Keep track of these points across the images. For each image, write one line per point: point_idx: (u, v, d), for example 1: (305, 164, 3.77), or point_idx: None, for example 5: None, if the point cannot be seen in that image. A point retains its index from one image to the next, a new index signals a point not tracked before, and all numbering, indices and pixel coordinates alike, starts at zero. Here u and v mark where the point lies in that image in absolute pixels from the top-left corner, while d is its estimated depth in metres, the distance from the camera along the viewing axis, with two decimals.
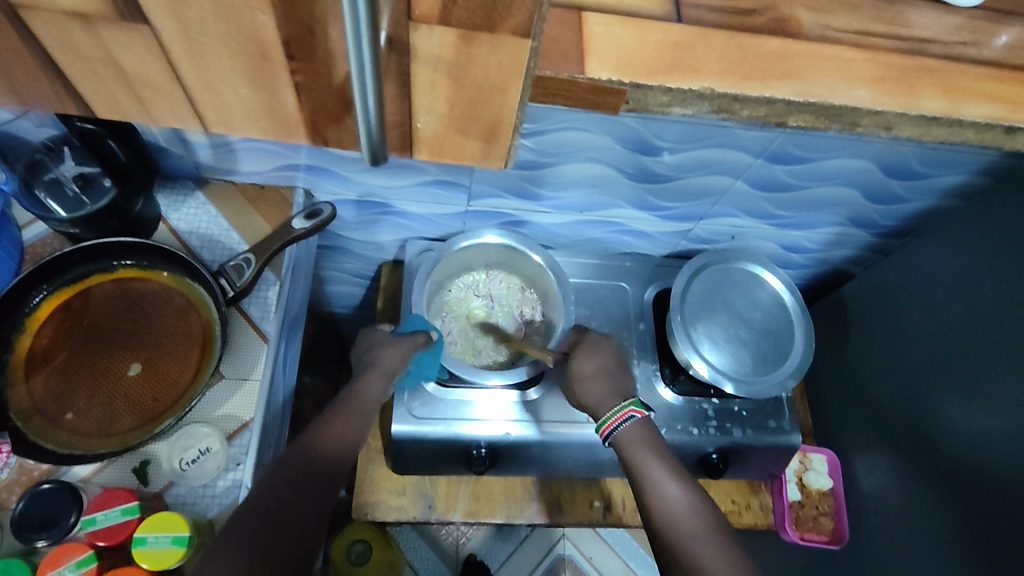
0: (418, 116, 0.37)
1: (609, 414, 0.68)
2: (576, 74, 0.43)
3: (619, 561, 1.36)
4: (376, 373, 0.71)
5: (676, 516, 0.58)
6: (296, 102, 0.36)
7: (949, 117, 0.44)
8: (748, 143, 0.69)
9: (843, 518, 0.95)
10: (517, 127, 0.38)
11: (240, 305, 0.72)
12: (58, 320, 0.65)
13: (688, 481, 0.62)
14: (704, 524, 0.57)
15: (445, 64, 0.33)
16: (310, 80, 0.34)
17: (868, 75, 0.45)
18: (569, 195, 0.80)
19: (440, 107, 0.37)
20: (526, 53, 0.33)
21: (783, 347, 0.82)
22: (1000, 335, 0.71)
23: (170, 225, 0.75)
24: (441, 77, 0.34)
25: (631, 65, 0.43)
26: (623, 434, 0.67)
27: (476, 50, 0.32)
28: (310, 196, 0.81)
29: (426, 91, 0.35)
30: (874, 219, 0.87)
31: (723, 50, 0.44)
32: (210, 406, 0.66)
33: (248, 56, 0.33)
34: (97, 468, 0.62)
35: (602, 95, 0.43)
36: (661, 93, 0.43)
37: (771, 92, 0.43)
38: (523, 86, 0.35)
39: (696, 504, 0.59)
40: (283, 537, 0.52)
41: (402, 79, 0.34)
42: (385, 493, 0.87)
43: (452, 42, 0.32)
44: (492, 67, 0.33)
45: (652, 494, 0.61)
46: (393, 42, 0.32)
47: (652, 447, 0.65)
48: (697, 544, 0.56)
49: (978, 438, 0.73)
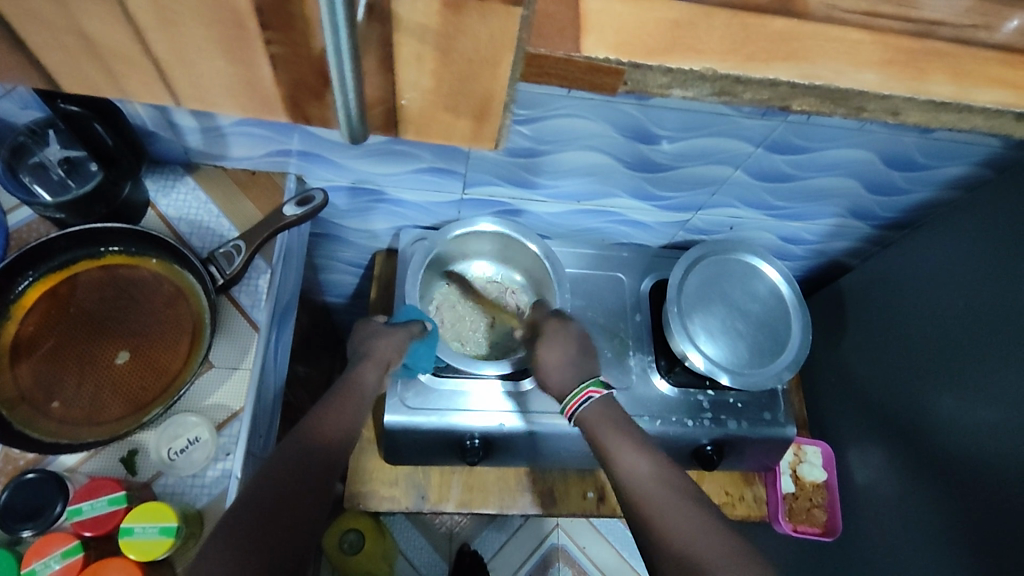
0: (402, 91, 0.33)
1: (569, 397, 0.67)
2: (572, 53, 0.41)
3: (613, 551, 1.36)
4: (371, 364, 0.70)
5: (641, 487, 0.56)
6: (273, 72, 0.32)
7: (958, 103, 0.43)
8: (748, 131, 0.68)
9: (836, 514, 0.94)
10: (507, 105, 0.34)
11: (230, 292, 0.71)
12: (45, 306, 0.64)
13: (654, 452, 0.60)
14: (670, 490, 0.56)
15: (432, 35, 0.30)
16: (289, 53, 0.31)
17: (876, 60, 0.43)
18: (565, 184, 0.79)
19: (426, 82, 0.33)
20: (517, 24, 0.29)
21: (779, 339, 0.82)
22: (1000, 328, 0.70)
23: (159, 210, 0.73)
24: (427, 50, 0.31)
25: (633, 44, 0.42)
26: (586, 414, 0.65)
27: (465, 19, 0.29)
28: (302, 182, 0.79)
29: (411, 65, 0.32)
30: (874, 210, 0.86)
31: (727, 30, 0.43)
32: (200, 396, 0.65)
33: (224, 25, 0.30)
34: (84, 457, 0.61)
35: (599, 76, 0.42)
36: (661, 73, 0.42)
37: (776, 74, 0.42)
38: (516, 60, 0.31)
39: (664, 472, 0.58)
40: (276, 531, 0.51)
41: (383, 51, 0.31)
42: (377, 483, 0.86)
43: (437, 9, 0.29)
44: (483, 39, 0.30)
45: (619, 470, 0.59)
46: (373, 9, 0.28)
47: (615, 423, 0.63)
48: (668, 515, 0.54)
49: (973, 430, 0.72)
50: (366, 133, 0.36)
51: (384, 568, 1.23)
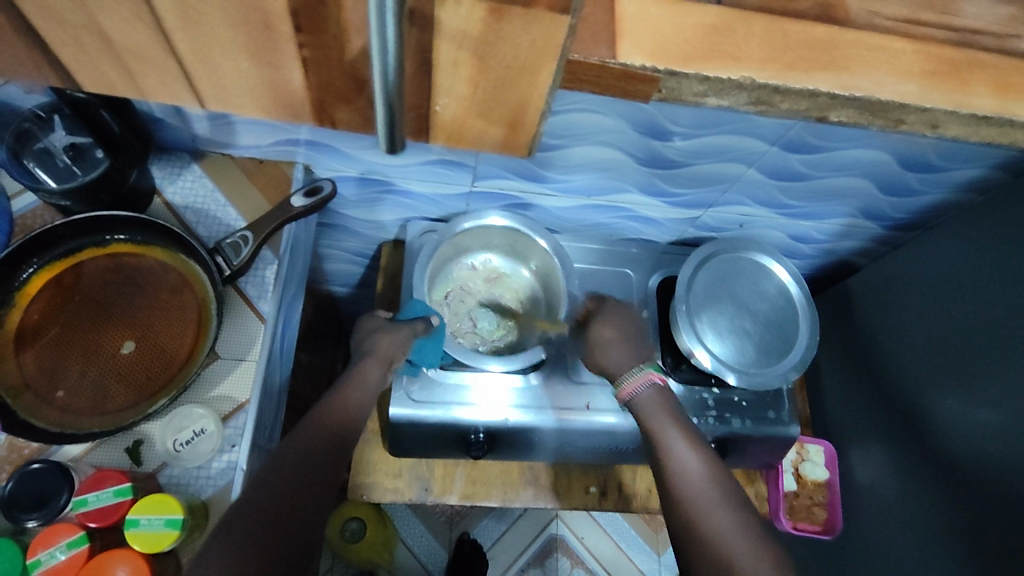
0: (438, 99, 0.41)
1: (628, 376, 0.67)
2: (607, 59, 0.40)
3: (612, 543, 1.36)
4: (374, 361, 0.69)
5: (690, 481, 0.57)
6: (303, 78, 0.40)
7: (1001, 117, 0.42)
8: (765, 130, 0.67)
9: (837, 510, 0.95)
10: (543, 108, 0.41)
11: (237, 283, 0.70)
12: (50, 294, 0.63)
13: (706, 449, 0.60)
14: (718, 489, 0.56)
15: (471, 41, 0.35)
16: (317, 55, 0.38)
17: (913, 70, 0.43)
18: (576, 178, 0.78)
19: (462, 88, 0.40)
20: (562, 29, 0.34)
21: (787, 339, 0.81)
22: (1009, 332, 0.70)
23: (165, 199, 0.73)
24: (465, 55, 0.36)
25: (668, 50, 0.41)
26: (642, 397, 0.65)
27: (508, 24, 0.34)
28: (310, 172, 0.78)
29: (450, 68, 0.37)
30: (886, 212, 0.85)
31: (765, 36, 0.42)
32: (205, 387, 0.65)
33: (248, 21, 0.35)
34: (88, 448, 0.61)
35: (633, 83, 0.41)
36: (697, 82, 0.41)
37: (816, 85, 0.41)
38: (555, 65, 0.37)
39: (712, 473, 0.57)
40: (281, 533, 0.51)
41: (423, 55, 0.36)
42: (380, 475, 0.86)
43: (481, 16, 0.33)
44: (524, 45, 0.35)
45: (668, 460, 0.59)
46: (417, 14, 0.33)
47: (671, 413, 0.63)
48: (711, 511, 0.54)
49: (979, 434, 0.72)
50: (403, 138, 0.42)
51: (383, 556, 1.23)
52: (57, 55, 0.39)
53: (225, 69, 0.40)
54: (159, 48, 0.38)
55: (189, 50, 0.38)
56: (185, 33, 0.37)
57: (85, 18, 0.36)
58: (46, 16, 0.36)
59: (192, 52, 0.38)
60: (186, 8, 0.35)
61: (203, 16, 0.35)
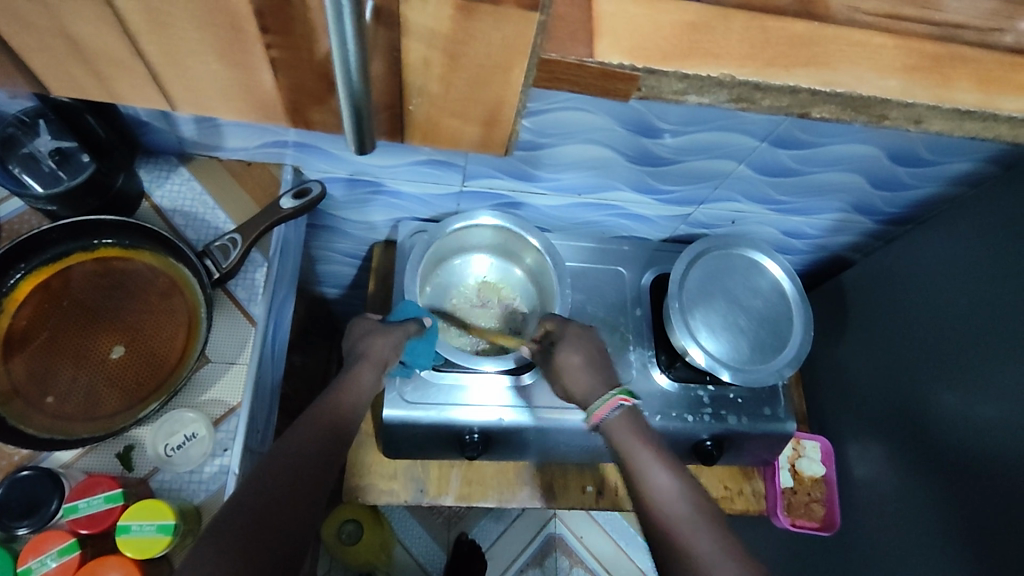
0: (411, 97, 0.41)
1: (599, 401, 0.67)
2: (585, 58, 0.40)
3: (610, 541, 1.36)
4: (368, 364, 0.69)
5: (669, 505, 0.57)
6: (273, 77, 0.40)
7: (983, 111, 0.42)
8: (753, 126, 0.67)
9: (835, 507, 0.94)
10: (517, 107, 0.41)
11: (226, 286, 0.70)
12: (39, 299, 0.63)
13: (681, 470, 0.61)
14: (694, 509, 0.57)
15: (442, 39, 0.35)
16: (287, 54, 0.37)
17: (895, 65, 0.42)
18: (567, 177, 0.78)
19: (434, 88, 0.40)
20: (532, 26, 0.34)
21: (780, 335, 0.81)
22: (1004, 323, 0.70)
23: (153, 202, 0.72)
24: (436, 53, 0.36)
25: (645, 49, 0.41)
26: (614, 423, 0.65)
27: (476, 23, 0.34)
28: (299, 174, 0.78)
29: (421, 66, 0.37)
30: (877, 206, 0.85)
31: (744, 33, 0.42)
32: (195, 391, 0.65)
33: (217, 27, 0.35)
34: (79, 454, 0.60)
35: (611, 83, 0.41)
36: (676, 80, 0.41)
37: (796, 81, 0.41)
38: (526, 64, 0.37)
39: (685, 492, 0.58)
40: (271, 537, 0.50)
41: (393, 54, 0.36)
42: (376, 476, 0.86)
43: (450, 14, 0.34)
44: (495, 43, 0.36)
45: (644, 484, 0.60)
46: (388, 15, 0.33)
47: (643, 436, 0.64)
48: (689, 530, 0.55)
49: (977, 427, 0.71)
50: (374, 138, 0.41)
51: (382, 558, 1.25)
52: (29, 60, 0.39)
53: (199, 70, 0.39)
54: (132, 48, 0.38)
55: (165, 54, 0.38)
56: (156, 34, 0.36)
57: (54, 20, 0.35)
58: (16, 20, 0.35)
59: (165, 52, 0.38)
60: (157, 10, 0.34)
61: (174, 17, 0.35)
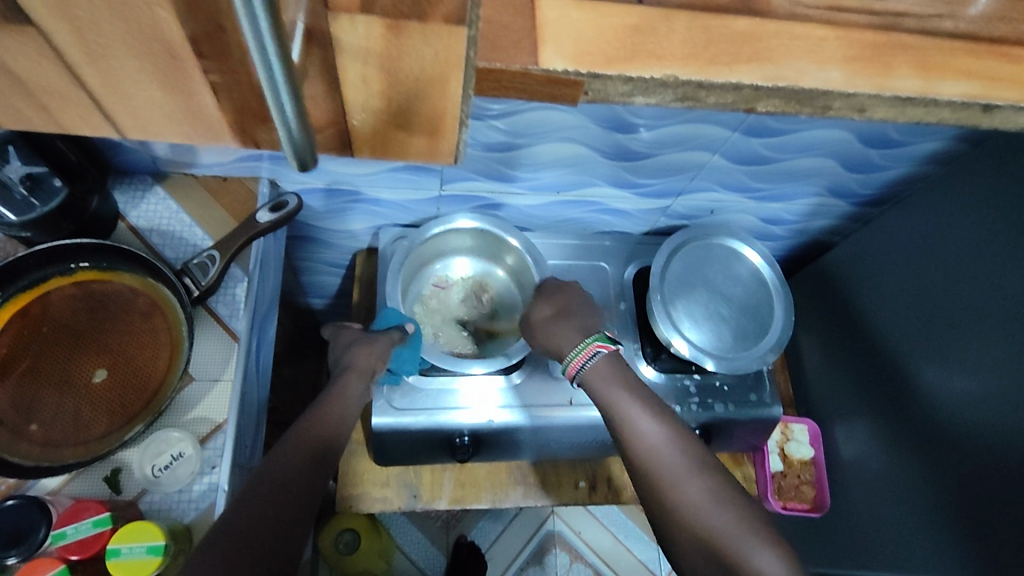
0: (353, 113, 0.34)
1: (573, 351, 0.68)
2: (530, 66, 0.36)
3: (608, 533, 1.37)
4: (355, 375, 0.69)
5: (651, 450, 0.59)
6: (217, 104, 0.32)
7: (925, 97, 0.37)
8: (723, 118, 0.68)
9: (824, 487, 0.96)
10: (461, 121, 0.35)
11: (207, 303, 0.70)
12: (17, 327, 0.62)
13: (661, 412, 0.63)
14: (681, 454, 0.59)
15: (375, 57, 0.30)
16: (230, 80, 0.30)
17: (869, 40, 0.38)
18: (544, 175, 0.78)
19: (375, 103, 0.34)
20: (463, 42, 0.29)
21: (762, 321, 0.82)
22: (981, 298, 0.70)
23: (129, 223, 0.72)
24: (372, 71, 0.31)
25: (589, 52, 0.36)
26: (592, 371, 0.66)
27: (406, 40, 0.29)
28: (276, 186, 0.78)
29: (358, 86, 0.32)
30: (851, 188, 0.86)
31: (687, 33, 0.37)
32: (181, 410, 0.65)
33: (151, 56, 0.29)
34: (66, 480, 0.60)
35: (558, 88, 0.37)
36: (621, 82, 0.36)
37: (739, 77, 0.36)
38: (463, 76, 0.32)
39: (672, 436, 0.60)
40: (253, 554, 0.49)
41: (328, 76, 0.31)
42: (368, 484, 0.86)
43: (380, 33, 0.29)
44: (427, 59, 0.30)
45: (626, 431, 0.62)
46: (312, 34, 0.29)
47: (622, 381, 0.65)
48: (679, 479, 0.57)
49: (956, 401, 0.72)
50: (315, 154, 0.36)
51: (381, 565, 1.22)
52: None
53: None
54: None
55: None
56: None
57: None
58: None
59: None
60: None
61: None
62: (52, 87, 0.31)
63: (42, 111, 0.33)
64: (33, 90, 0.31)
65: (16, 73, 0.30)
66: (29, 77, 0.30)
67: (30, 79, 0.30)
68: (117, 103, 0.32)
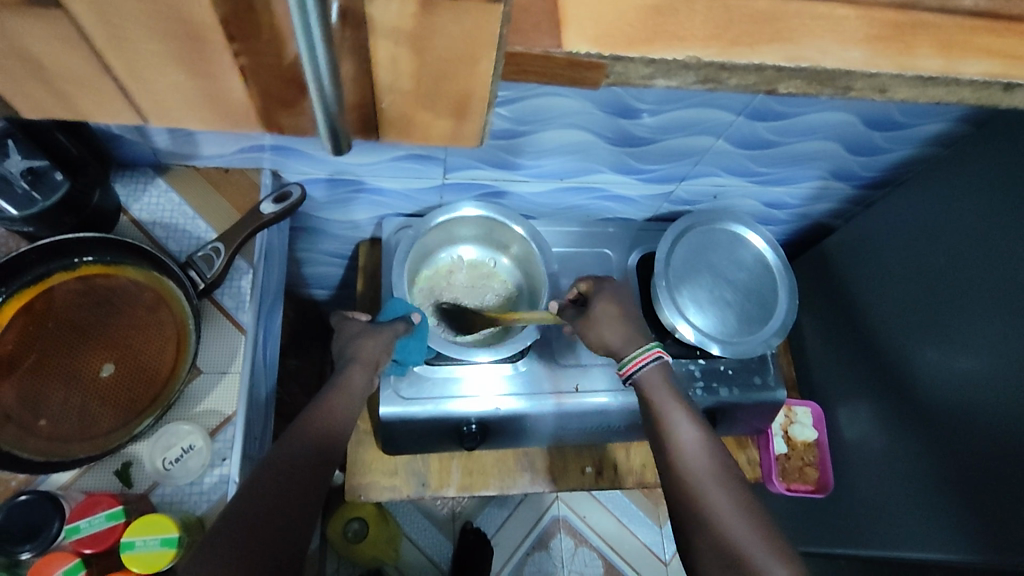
0: (382, 95, 0.33)
1: (632, 354, 0.65)
2: (551, 49, 0.36)
3: (612, 517, 1.38)
4: (359, 368, 0.68)
5: (693, 467, 0.57)
6: (243, 86, 0.32)
7: (946, 77, 0.37)
8: (728, 101, 0.67)
9: (827, 468, 0.97)
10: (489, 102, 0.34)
11: (213, 296, 0.69)
12: (23, 323, 0.61)
13: (709, 432, 0.61)
14: (722, 475, 0.56)
15: (406, 37, 0.29)
16: (257, 62, 0.30)
17: (889, 18, 0.38)
18: (548, 162, 0.78)
19: (404, 85, 0.32)
20: (498, 19, 0.28)
21: (767, 305, 0.82)
22: (990, 281, 0.70)
23: (132, 216, 0.72)
24: (403, 51, 0.30)
25: (610, 35, 0.36)
26: (647, 378, 0.64)
27: (437, 19, 0.28)
28: (278, 176, 0.78)
29: (388, 68, 0.31)
30: (856, 171, 0.86)
31: (709, 13, 0.37)
32: (190, 403, 0.65)
33: (177, 39, 0.28)
34: (76, 474, 0.61)
35: (580, 71, 0.37)
36: (643, 65, 0.36)
37: (762, 58, 0.36)
38: (495, 57, 0.31)
39: (714, 457, 0.58)
40: (261, 544, 0.50)
41: (359, 56, 0.30)
42: (376, 474, 0.87)
43: (413, 10, 0.27)
44: (457, 38, 0.29)
45: (672, 444, 0.59)
46: (346, 16, 0.27)
47: (674, 394, 0.63)
48: (718, 499, 0.54)
49: (959, 381, 0.73)
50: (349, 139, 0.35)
51: (389, 553, 1.22)
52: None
53: None
54: None
55: None
56: None
57: None
58: None
59: None
60: None
61: None
62: (73, 69, 0.30)
63: (56, 94, 0.32)
64: (54, 71, 0.31)
65: (34, 53, 0.29)
66: (49, 57, 0.30)
67: (52, 61, 0.30)
68: (138, 86, 0.32)
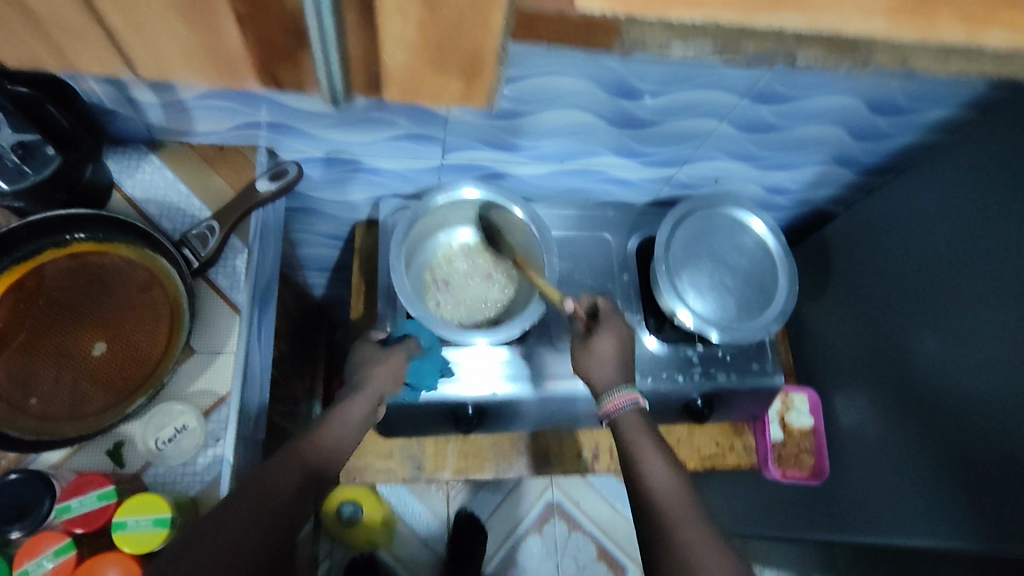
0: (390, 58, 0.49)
1: (610, 393, 0.67)
2: (565, 10, 0.45)
3: (606, 502, 1.38)
4: (359, 398, 0.66)
5: (664, 503, 0.57)
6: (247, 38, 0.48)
7: (969, 42, 0.47)
8: (733, 83, 0.66)
9: (823, 455, 0.97)
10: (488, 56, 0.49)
11: (207, 275, 0.68)
12: (13, 299, 0.60)
13: (681, 469, 0.61)
14: (692, 513, 0.56)
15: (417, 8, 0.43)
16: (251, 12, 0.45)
17: None
18: (548, 143, 0.77)
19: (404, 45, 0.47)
20: None
21: (766, 292, 0.81)
22: (991, 268, 0.69)
23: (124, 193, 0.70)
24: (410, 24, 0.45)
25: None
26: (623, 417, 0.65)
27: None
28: (273, 155, 0.76)
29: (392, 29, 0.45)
30: (858, 157, 0.86)
31: None
32: (184, 382, 0.64)
33: None
34: (69, 453, 0.60)
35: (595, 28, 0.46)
36: (666, 26, 0.46)
37: (784, 20, 0.46)
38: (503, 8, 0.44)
39: (684, 495, 0.58)
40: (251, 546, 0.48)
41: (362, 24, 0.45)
42: (372, 457, 0.86)
43: None
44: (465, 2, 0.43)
45: (643, 479, 0.59)
46: None
47: (649, 434, 0.63)
48: (686, 535, 0.54)
49: (958, 369, 0.72)
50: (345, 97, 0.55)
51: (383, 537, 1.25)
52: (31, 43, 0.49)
53: None
54: None
55: None
56: None
57: None
58: None
59: None
60: None
61: None
62: None
63: None
64: None
65: None
66: None
67: None
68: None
